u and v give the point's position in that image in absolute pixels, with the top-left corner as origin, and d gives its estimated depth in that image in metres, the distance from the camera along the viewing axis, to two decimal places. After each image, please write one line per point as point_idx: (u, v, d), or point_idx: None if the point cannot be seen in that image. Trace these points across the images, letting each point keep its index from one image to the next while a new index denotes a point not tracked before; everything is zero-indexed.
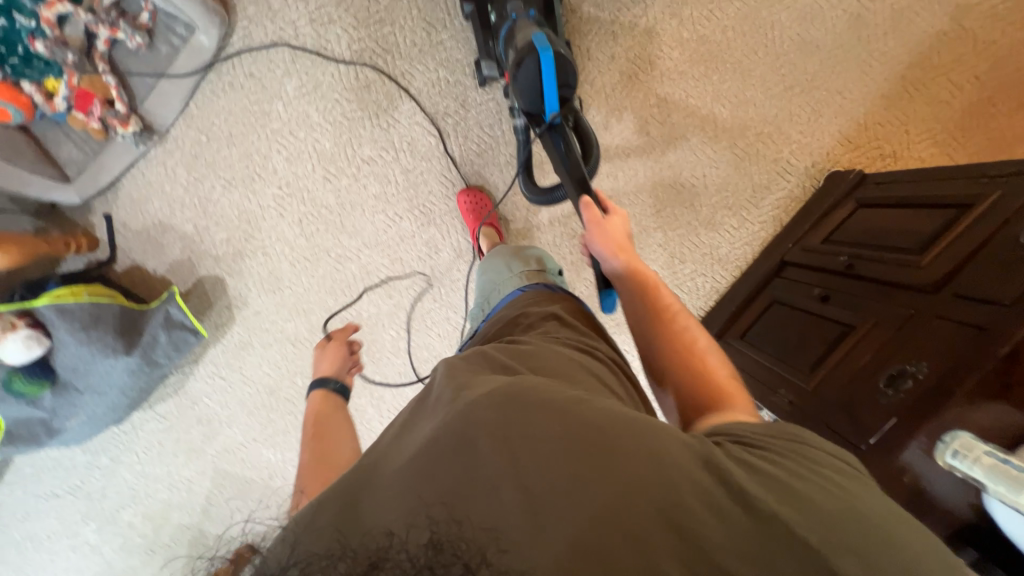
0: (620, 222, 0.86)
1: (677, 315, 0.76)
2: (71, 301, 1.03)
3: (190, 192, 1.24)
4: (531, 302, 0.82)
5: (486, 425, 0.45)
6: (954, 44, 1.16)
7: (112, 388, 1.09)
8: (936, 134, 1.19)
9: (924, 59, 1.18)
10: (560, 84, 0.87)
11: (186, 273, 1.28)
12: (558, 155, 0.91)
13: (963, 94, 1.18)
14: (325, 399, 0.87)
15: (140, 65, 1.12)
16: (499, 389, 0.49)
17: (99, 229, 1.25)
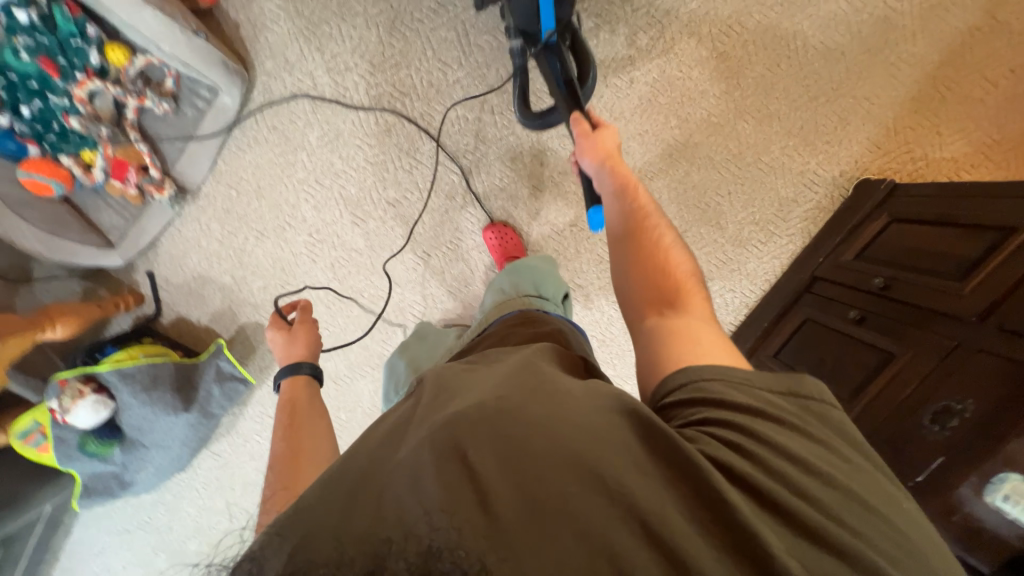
0: (610, 136, 0.79)
1: (652, 219, 0.71)
2: (129, 365, 1.09)
3: (225, 245, 1.28)
4: (527, 323, 0.82)
5: (479, 430, 0.42)
6: (988, 39, 1.11)
7: (175, 440, 1.16)
8: (971, 134, 1.15)
9: (957, 57, 1.13)
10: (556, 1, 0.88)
11: (228, 322, 1.32)
12: (552, 71, 0.88)
13: (999, 90, 1.12)
14: (299, 383, 0.89)
15: (169, 130, 1.15)
16: (486, 398, 0.47)
17: (143, 285, 1.31)
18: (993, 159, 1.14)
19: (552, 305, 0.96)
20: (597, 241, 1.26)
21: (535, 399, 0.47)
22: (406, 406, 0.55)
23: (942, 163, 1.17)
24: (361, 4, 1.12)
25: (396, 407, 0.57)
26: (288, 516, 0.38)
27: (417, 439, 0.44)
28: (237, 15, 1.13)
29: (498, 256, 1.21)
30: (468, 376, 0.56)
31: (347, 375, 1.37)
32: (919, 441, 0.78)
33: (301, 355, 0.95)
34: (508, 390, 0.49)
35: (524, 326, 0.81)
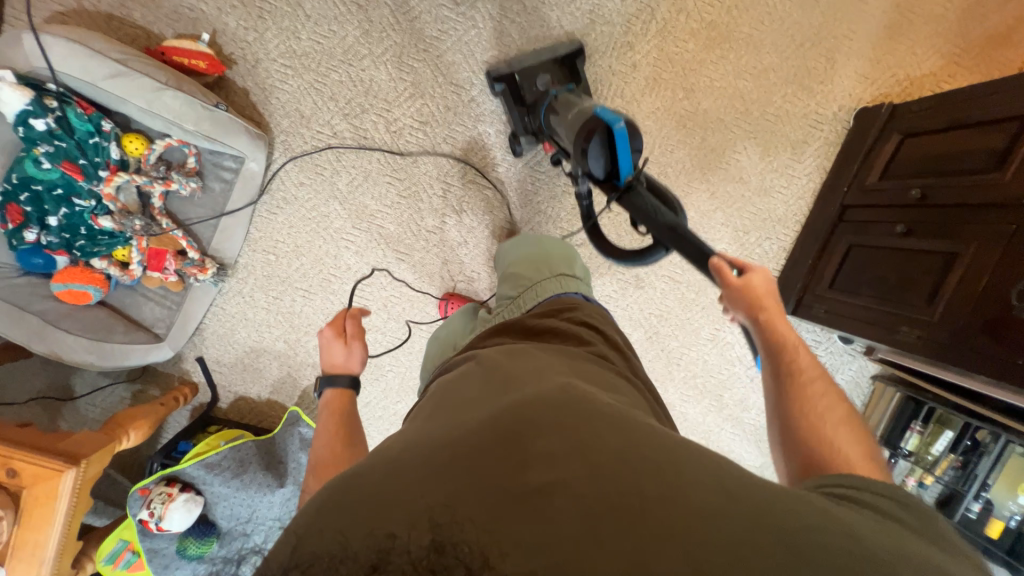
0: (759, 280, 0.75)
1: (816, 385, 0.64)
2: (212, 454, 1.05)
3: (273, 311, 1.24)
4: (558, 309, 0.76)
5: (552, 420, 0.45)
6: None
7: (273, 522, 1.09)
8: (941, 49, 1.26)
9: None
10: (634, 148, 0.78)
11: (290, 388, 1.29)
12: (649, 215, 0.75)
13: (956, 4, 1.23)
14: (341, 395, 0.87)
15: (198, 210, 1.13)
16: (549, 394, 0.49)
17: (194, 373, 1.25)
18: (966, 66, 1.26)
19: (584, 286, 0.88)
20: None
21: (598, 402, 0.49)
22: (469, 389, 0.55)
23: (925, 80, 1.27)
24: (365, 46, 1.14)
25: (444, 387, 0.59)
26: (354, 487, 0.41)
27: (480, 423, 0.46)
28: (245, 81, 1.13)
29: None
30: (528, 368, 0.57)
31: None
32: (1016, 322, 0.83)
33: (342, 366, 0.90)
34: (576, 386, 0.51)
35: (552, 311, 0.76)
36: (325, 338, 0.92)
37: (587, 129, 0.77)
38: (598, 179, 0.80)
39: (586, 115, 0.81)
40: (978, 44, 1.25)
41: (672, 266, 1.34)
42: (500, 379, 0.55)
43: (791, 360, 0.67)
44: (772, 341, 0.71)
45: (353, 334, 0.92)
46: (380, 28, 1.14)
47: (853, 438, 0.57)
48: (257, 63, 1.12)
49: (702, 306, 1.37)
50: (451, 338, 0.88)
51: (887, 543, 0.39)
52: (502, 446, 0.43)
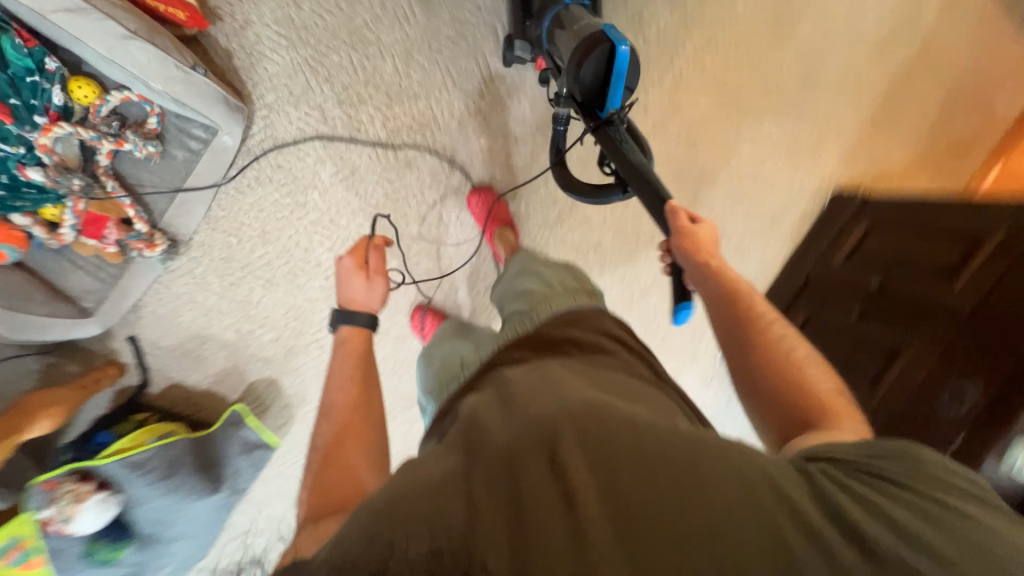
0: (706, 231, 0.70)
1: (774, 332, 0.65)
2: (138, 452, 0.96)
3: (226, 299, 1.13)
4: (575, 320, 0.70)
5: (575, 432, 0.45)
6: (920, 71, 1.29)
7: (202, 526, 1.04)
8: (908, 149, 1.36)
9: (900, 85, 1.30)
10: (628, 81, 0.75)
11: (235, 380, 1.18)
12: (619, 150, 0.73)
13: (928, 113, 1.34)
14: (361, 334, 0.80)
15: (153, 178, 1.00)
16: (575, 406, 0.48)
17: (124, 353, 1.11)
18: (925, 167, 1.39)
19: (600, 301, 0.80)
20: (618, 262, 1.29)
21: (619, 413, 0.47)
22: (492, 398, 0.54)
23: (891, 174, 1.38)
24: (373, 32, 1.05)
25: (463, 410, 0.55)
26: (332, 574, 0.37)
27: (511, 433, 0.46)
28: (229, 42, 1.00)
29: (489, 224, 1.15)
30: (539, 380, 0.55)
31: None
32: (938, 424, 0.95)
33: (361, 304, 0.82)
34: (600, 399, 0.50)
35: (569, 321, 0.70)
36: (343, 268, 0.83)
37: (587, 42, 0.73)
38: (583, 103, 0.78)
39: (591, 30, 0.76)
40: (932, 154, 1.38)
41: (643, 307, 1.35)
42: (521, 393, 0.52)
43: (748, 311, 0.67)
44: (723, 297, 0.68)
45: (376, 269, 0.83)
46: (394, 17, 1.05)
47: (820, 374, 0.62)
48: (247, 24, 1.00)
49: (668, 350, 1.41)
50: (463, 345, 0.81)
51: (934, 539, 0.41)
52: (530, 458, 0.43)
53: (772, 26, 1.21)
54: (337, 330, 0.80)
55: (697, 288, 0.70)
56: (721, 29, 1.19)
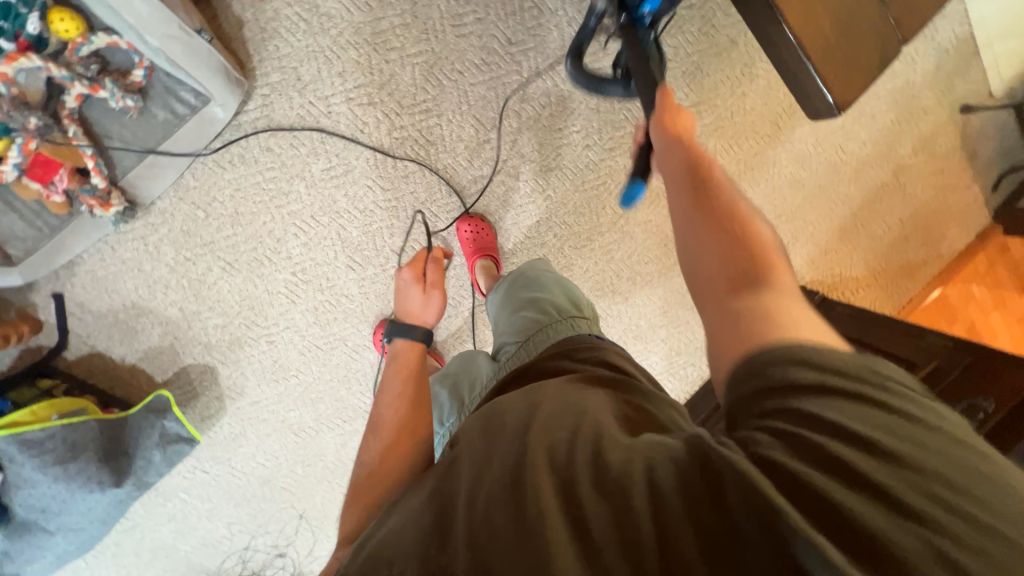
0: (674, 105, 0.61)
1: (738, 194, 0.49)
2: (37, 429, 0.86)
3: (178, 274, 1.04)
4: (576, 349, 0.64)
5: (540, 457, 0.40)
6: (886, 194, 1.37)
7: (92, 521, 0.94)
8: (869, 262, 1.42)
9: (869, 201, 1.37)
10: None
11: (166, 362, 1.07)
12: (638, 53, 0.73)
13: (891, 231, 1.40)
14: (413, 348, 0.74)
15: (124, 131, 0.92)
16: (546, 424, 0.44)
17: (45, 310, 1.00)
18: (879, 281, 1.43)
19: (596, 328, 0.76)
20: None
21: (612, 440, 0.42)
22: (471, 426, 0.49)
23: (852, 282, 1.42)
24: (398, 39, 1.02)
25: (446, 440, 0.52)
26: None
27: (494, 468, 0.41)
28: (244, 12, 0.97)
29: (471, 251, 1.10)
30: (514, 401, 0.50)
31: (313, 428, 1.15)
32: None
33: (416, 317, 0.80)
34: (579, 419, 0.45)
35: (567, 351, 0.64)
36: (403, 281, 0.83)
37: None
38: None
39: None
40: (889, 268, 1.42)
41: None
42: (500, 416, 0.48)
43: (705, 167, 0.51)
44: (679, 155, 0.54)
45: (434, 283, 0.84)
46: (423, 29, 1.03)
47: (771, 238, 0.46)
48: None
49: None
50: (467, 377, 0.76)
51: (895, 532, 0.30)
52: (501, 493, 0.39)
53: (774, 122, 1.26)
54: (392, 343, 0.75)
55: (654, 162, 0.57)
56: (729, 115, 1.24)
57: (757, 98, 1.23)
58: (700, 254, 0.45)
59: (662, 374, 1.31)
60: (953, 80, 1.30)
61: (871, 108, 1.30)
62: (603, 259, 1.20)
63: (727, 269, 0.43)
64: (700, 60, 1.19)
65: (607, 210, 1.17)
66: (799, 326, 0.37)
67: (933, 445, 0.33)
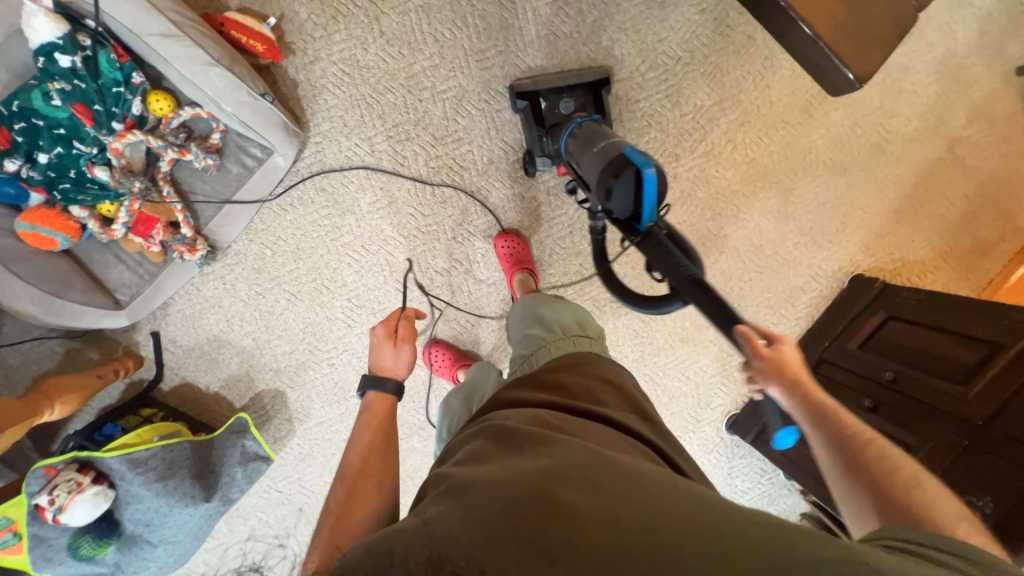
0: (792, 353, 0.64)
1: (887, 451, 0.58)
2: (142, 449, 0.97)
3: (250, 307, 1.16)
4: (573, 362, 0.69)
5: (576, 477, 0.44)
6: (946, 168, 1.28)
7: (187, 534, 1.03)
8: (933, 242, 1.31)
9: (925, 179, 1.29)
10: (662, 192, 0.71)
11: (243, 388, 1.18)
12: (670, 270, 0.65)
13: (954, 208, 1.29)
14: (384, 400, 0.82)
15: (205, 188, 1.07)
16: (573, 449, 0.48)
17: (143, 346, 1.15)
18: (948, 263, 1.32)
19: (600, 350, 0.78)
20: (635, 319, 1.24)
21: (627, 470, 0.46)
22: (485, 445, 0.53)
23: (914, 266, 1.32)
24: (429, 79, 1.13)
25: (471, 450, 0.53)
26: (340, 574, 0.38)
27: (515, 477, 0.44)
28: (297, 74, 1.11)
29: (509, 265, 1.14)
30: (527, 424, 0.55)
31: None
32: None
33: (389, 370, 0.87)
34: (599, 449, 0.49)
35: (564, 364, 0.68)
36: (376, 337, 0.90)
37: (613, 166, 0.70)
38: (617, 219, 0.72)
39: (613, 152, 0.74)
40: (960, 247, 1.31)
41: (655, 366, 1.26)
42: (521, 441, 0.51)
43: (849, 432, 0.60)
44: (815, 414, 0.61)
45: (405, 337, 0.89)
46: (450, 67, 1.13)
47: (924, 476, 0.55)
48: (316, 59, 1.10)
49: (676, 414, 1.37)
50: (473, 391, 0.84)
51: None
52: (532, 500, 0.41)
53: (804, 110, 1.24)
54: (364, 396, 0.83)
55: (794, 412, 0.63)
56: (755, 108, 1.23)
57: (783, 88, 1.22)
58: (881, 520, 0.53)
59: (715, 378, 1.27)
60: (1002, 42, 1.22)
61: (911, 83, 1.25)
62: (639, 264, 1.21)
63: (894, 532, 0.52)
64: (718, 60, 1.21)
65: None
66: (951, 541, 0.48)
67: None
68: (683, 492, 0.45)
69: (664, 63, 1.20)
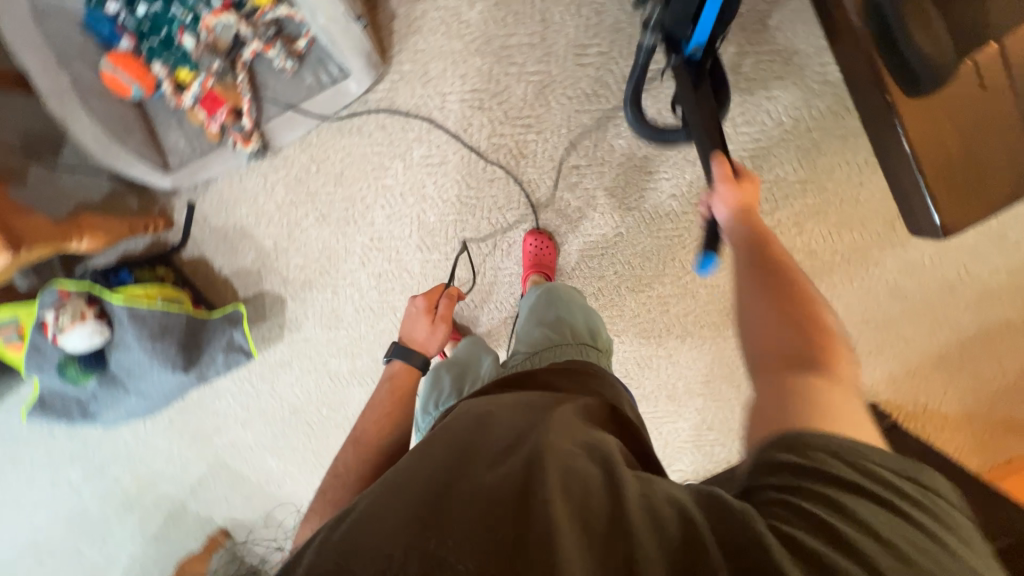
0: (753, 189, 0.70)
1: (812, 283, 0.56)
2: (144, 306, 1.05)
3: (281, 213, 1.20)
4: (573, 369, 0.67)
5: (554, 469, 0.42)
6: (1011, 334, 1.18)
7: (159, 393, 1.12)
8: (966, 402, 1.22)
9: (984, 337, 1.19)
10: (719, 14, 0.80)
11: (250, 283, 1.23)
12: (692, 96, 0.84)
13: (1003, 377, 1.19)
14: (407, 372, 0.90)
15: (277, 87, 1.09)
16: (552, 440, 0.46)
17: (177, 212, 1.21)
18: (972, 429, 1.22)
19: (605, 363, 0.78)
20: (630, 360, 1.22)
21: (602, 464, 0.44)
22: (471, 438, 0.48)
23: (936, 418, 1.23)
24: (522, 56, 1.10)
25: (443, 434, 0.50)
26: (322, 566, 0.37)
27: (497, 476, 0.42)
28: (398, 8, 1.10)
29: (528, 264, 1.13)
30: (517, 417, 0.51)
31: (346, 377, 1.26)
32: None
33: (420, 343, 0.95)
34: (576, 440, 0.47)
35: (565, 370, 0.67)
36: (416, 307, 1.00)
37: None
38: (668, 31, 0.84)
39: None
40: (992, 418, 1.21)
41: None
42: (497, 436, 0.48)
43: (774, 256, 0.59)
44: (749, 237, 0.63)
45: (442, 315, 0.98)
46: (547, 51, 1.09)
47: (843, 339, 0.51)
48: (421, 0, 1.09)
49: None
50: (468, 368, 0.86)
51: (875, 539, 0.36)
52: (514, 500, 0.39)
53: (888, 221, 1.15)
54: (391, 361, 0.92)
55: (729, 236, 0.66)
56: (836, 201, 1.15)
57: (874, 191, 1.13)
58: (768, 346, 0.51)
59: (685, 444, 1.24)
60: None
61: (1016, 235, 1.13)
62: (657, 309, 1.18)
63: (773, 343, 0.51)
64: (820, 139, 1.12)
65: (675, 262, 1.15)
66: (834, 410, 0.43)
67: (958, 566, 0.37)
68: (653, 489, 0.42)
69: (761, 122, 1.13)
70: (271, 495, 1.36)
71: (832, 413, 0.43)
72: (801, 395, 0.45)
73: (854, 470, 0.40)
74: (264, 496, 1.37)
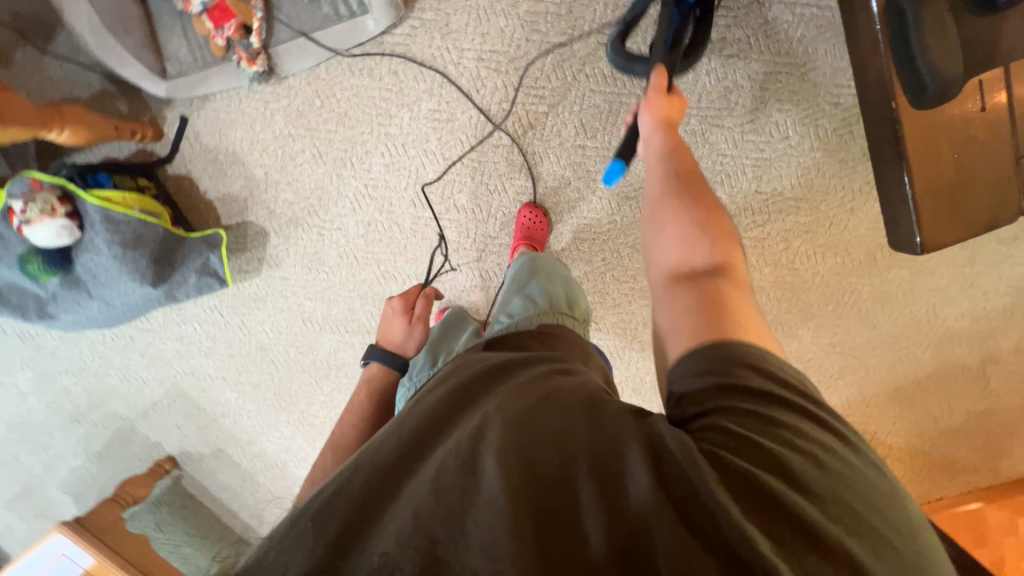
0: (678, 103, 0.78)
1: (707, 185, 0.65)
2: (120, 212, 1.01)
3: (277, 144, 1.17)
4: (545, 332, 0.68)
5: (509, 424, 0.41)
6: (965, 378, 1.23)
7: (122, 304, 1.09)
8: (911, 436, 1.27)
9: (939, 377, 1.24)
10: None
11: (235, 210, 1.20)
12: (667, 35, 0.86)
13: (950, 418, 1.25)
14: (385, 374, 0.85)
15: (291, 11, 1.06)
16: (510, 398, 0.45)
17: (168, 125, 1.17)
18: (912, 462, 1.28)
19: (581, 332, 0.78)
20: (604, 348, 1.23)
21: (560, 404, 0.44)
22: (438, 407, 0.47)
23: (880, 446, 1.29)
24: (546, 25, 1.08)
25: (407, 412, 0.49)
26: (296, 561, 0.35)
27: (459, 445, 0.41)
28: None
29: (519, 236, 1.13)
30: (483, 379, 0.51)
31: (319, 321, 1.25)
32: None
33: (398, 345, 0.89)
34: (536, 390, 0.47)
35: (537, 334, 0.68)
36: (392, 309, 0.94)
37: None
38: None
39: None
40: (932, 454, 1.27)
41: None
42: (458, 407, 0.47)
43: (683, 167, 0.67)
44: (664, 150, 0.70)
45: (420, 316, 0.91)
46: (572, 24, 1.07)
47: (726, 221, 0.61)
48: None
49: None
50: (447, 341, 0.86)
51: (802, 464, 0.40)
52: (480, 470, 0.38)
53: (870, 252, 1.18)
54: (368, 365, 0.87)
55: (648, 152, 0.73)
56: (826, 224, 1.17)
57: (864, 220, 1.16)
58: (676, 249, 0.58)
59: None
60: None
61: (987, 284, 1.17)
62: (637, 301, 1.19)
63: (690, 265, 0.56)
64: (822, 160, 1.14)
65: None
66: (734, 310, 0.51)
67: (850, 452, 0.43)
68: (609, 421, 0.43)
69: (768, 134, 1.14)
70: (226, 429, 1.35)
71: (732, 306, 0.51)
72: (709, 298, 0.52)
73: (762, 376, 0.45)
74: (217, 428, 1.35)
